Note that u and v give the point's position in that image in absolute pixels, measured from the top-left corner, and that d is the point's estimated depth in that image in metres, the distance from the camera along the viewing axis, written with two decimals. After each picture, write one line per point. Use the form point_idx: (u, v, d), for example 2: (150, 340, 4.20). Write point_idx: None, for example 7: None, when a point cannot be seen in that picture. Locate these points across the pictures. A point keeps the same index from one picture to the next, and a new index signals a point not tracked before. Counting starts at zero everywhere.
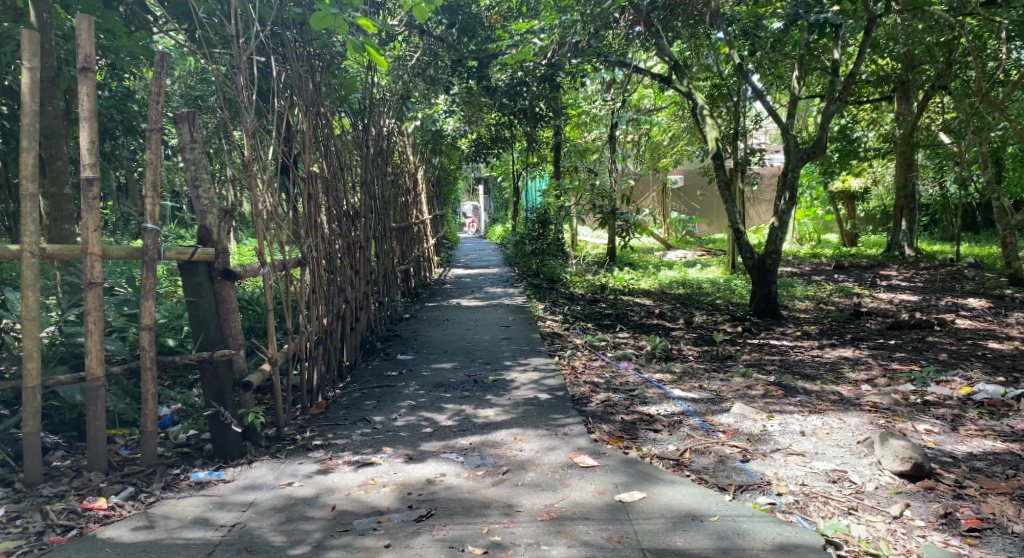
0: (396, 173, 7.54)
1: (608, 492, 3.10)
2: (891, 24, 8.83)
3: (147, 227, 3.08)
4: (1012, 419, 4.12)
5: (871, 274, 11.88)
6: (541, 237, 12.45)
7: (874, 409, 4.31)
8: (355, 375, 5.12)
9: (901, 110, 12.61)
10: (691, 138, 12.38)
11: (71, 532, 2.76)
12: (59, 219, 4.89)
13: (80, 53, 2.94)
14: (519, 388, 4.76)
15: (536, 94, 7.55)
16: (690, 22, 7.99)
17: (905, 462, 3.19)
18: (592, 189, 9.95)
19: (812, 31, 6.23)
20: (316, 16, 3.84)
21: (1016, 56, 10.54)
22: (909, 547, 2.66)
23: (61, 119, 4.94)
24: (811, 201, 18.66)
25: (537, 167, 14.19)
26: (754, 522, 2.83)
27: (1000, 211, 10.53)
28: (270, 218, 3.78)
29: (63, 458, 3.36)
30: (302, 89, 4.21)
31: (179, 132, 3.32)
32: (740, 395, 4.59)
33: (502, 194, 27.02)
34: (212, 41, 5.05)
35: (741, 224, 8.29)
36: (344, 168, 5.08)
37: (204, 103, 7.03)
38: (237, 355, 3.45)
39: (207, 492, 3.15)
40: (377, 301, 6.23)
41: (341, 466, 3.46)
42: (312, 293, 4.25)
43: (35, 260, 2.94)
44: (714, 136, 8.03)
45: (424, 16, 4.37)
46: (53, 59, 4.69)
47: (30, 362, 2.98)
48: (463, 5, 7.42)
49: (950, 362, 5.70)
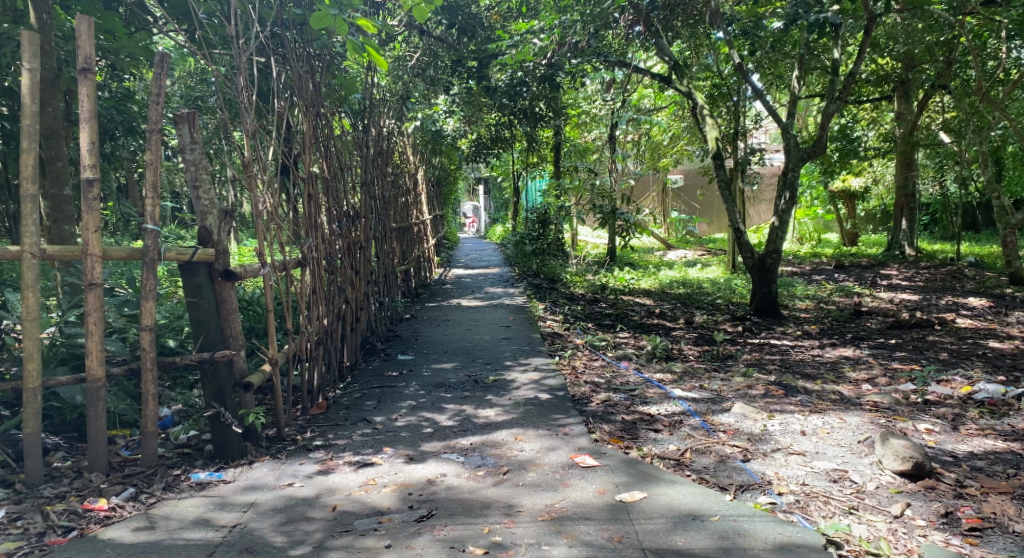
0: (396, 173, 7.53)
1: (608, 492, 3.10)
2: (891, 23, 8.83)
3: (146, 228, 3.08)
4: (1013, 419, 4.11)
5: (871, 274, 11.86)
6: (541, 237, 12.43)
7: (874, 408, 4.30)
8: (355, 375, 5.12)
9: (901, 109, 12.59)
10: (692, 137, 12.38)
11: (72, 533, 2.77)
12: (59, 219, 4.89)
13: (80, 53, 2.93)
14: (520, 388, 4.76)
15: (536, 94, 7.56)
16: (690, 22, 7.98)
17: (905, 462, 3.19)
18: (592, 189, 9.95)
19: (812, 30, 6.23)
20: (316, 16, 3.85)
21: (1016, 54, 10.54)
22: (909, 547, 2.66)
23: (61, 120, 4.94)
24: (811, 201, 18.66)
25: (537, 167, 14.19)
26: (755, 521, 2.83)
27: (1000, 210, 10.52)
28: (270, 218, 3.78)
29: (64, 458, 3.36)
30: (302, 90, 4.20)
31: (179, 133, 3.32)
32: (741, 394, 4.59)
33: (502, 194, 27.02)
34: (212, 42, 5.05)
35: (741, 224, 8.28)
36: (344, 168, 5.08)
37: (204, 104, 7.02)
38: (238, 356, 3.45)
39: (208, 492, 3.15)
40: (377, 302, 6.23)
41: (341, 466, 3.45)
42: (313, 294, 4.25)
43: (36, 261, 2.93)
44: (714, 135, 8.02)
45: (424, 17, 4.36)
46: (53, 60, 4.70)
47: (30, 362, 2.98)
48: (463, 6, 7.43)
49: (950, 361, 5.70)
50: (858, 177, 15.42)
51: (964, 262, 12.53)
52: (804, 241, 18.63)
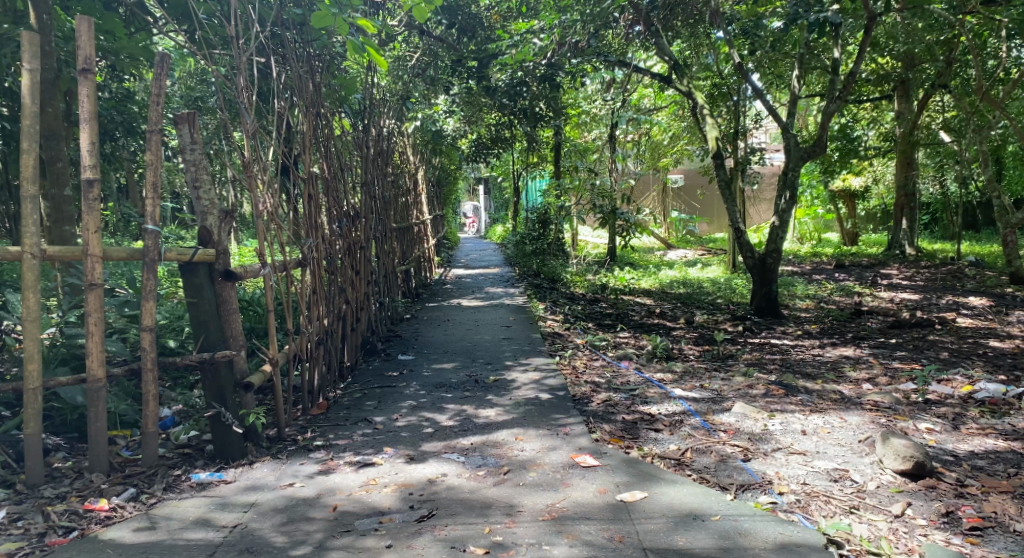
0: (396, 173, 7.53)
1: (609, 492, 3.10)
2: (891, 22, 8.85)
3: (147, 229, 3.08)
4: (1014, 418, 4.11)
5: (871, 273, 11.83)
6: (541, 237, 12.43)
7: (875, 407, 4.31)
8: (356, 375, 5.11)
9: (902, 108, 12.58)
10: (691, 137, 12.39)
11: (73, 533, 2.77)
12: (59, 220, 4.88)
13: (81, 54, 2.94)
14: (520, 388, 4.76)
15: (536, 93, 7.60)
16: (690, 22, 7.98)
17: (906, 461, 3.19)
18: (592, 189, 9.94)
19: (812, 29, 6.23)
20: (316, 15, 3.87)
21: (1017, 53, 10.52)
22: (911, 546, 2.66)
23: (61, 120, 4.94)
24: (811, 200, 18.65)
25: (537, 167, 14.20)
26: (756, 521, 2.82)
27: (1000, 209, 10.52)
28: (270, 219, 3.78)
29: (65, 458, 3.36)
30: (302, 90, 4.20)
31: (179, 133, 3.32)
32: (741, 394, 4.58)
33: (502, 194, 27.00)
34: (212, 42, 5.05)
35: (741, 224, 8.28)
36: (344, 168, 5.08)
37: (204, 104, 7.01)
38: (238, 356, 3.45)
39: (208, 493, 3.15)
40: (377, 302, 6.22)
41: (342, 467, 3.45)
42: (313, 294, 4.25)
43: (36, 261, 2.93)
44: (714, 135, 8.02)
45: (424, 17, 4.36)
46: (53, 60, 4.70)
47: (30, 363, 2.98)
48: (463, 6, 7.48)
49: (951, 360, 5.69)
50: (859, 176, 15.45)
51: (964, 261, 12.53)
52: (804, 241, 18.62)
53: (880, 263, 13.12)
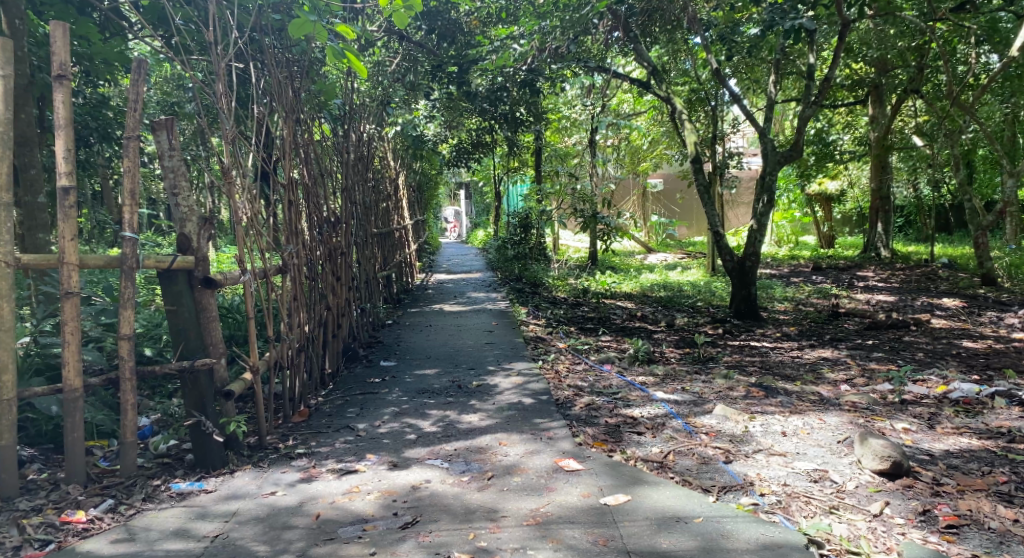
0: (376, 179, 7.51)
1: (593, 496, 3.11)
2: (863, 28, 9.18)
3: (124, 236, 3.02)
4: (987, 416, 4.20)
5: (848, 276, 12.01)
6: (523, 241, 12.09)
7: (853, 408, 4.38)
8: (338, 382, 5.08)
9: (876, 113, 12.73)
10: (670, 141, 12.65)
11: (49, 546, 2.72)
12: (33, 227, 4.80)
13: (55, 61, 2.89)
14: (503, 393, 4.77)
15: (516, 98, 7.83)
16: (668, 27, 7.73)
17: (884, 461, 3.24)
18: (573, 194, 10.19)
19: (788, 35, 6.31)
20: (294, 23, 3.76)
21: (987, 60, 10.69)
22: (889, 545, 2.70)
23: (35, 127, 4.84)
24: (788, 204, 19.11)
25: (519, 171, 14.38)
26: (736, 522, 2.86)
27: (970, 211, 10.73)
28: (250, 225, 3.74)
29: (40, 470, 3.30)
30: (281, 96, 4.17)
31: (156, 140, 3.27)
32: (722, 396, 4.64)
33: (484, 197, 27.22)
34: (190, 47, 5.05)
35: (720, 226, 8.30)
36: (324, 173, 5.05)
37: (182, 109, 6.97)
38: (219, 364, 3.41)
39: (189, 502, 3.11)
40: (358, 307, 6.19)
41: (323, 474, 3.43)
42: (294, 301, 4.24)
43: (10, 269, 2.87)
44: (692, 140, 8.05)
45: (404, 23, 4.26)
46: (26, 66, 4.65)
47: (5, 373, 2.92)
48: (443, 12, 7.76)
49: (926, 361, 5.78)
50: (834, 180, 16.19)
51: (938, 263, 12.76)
52: (781, 245, 18.59)
53: (857, 265, 13.38)
